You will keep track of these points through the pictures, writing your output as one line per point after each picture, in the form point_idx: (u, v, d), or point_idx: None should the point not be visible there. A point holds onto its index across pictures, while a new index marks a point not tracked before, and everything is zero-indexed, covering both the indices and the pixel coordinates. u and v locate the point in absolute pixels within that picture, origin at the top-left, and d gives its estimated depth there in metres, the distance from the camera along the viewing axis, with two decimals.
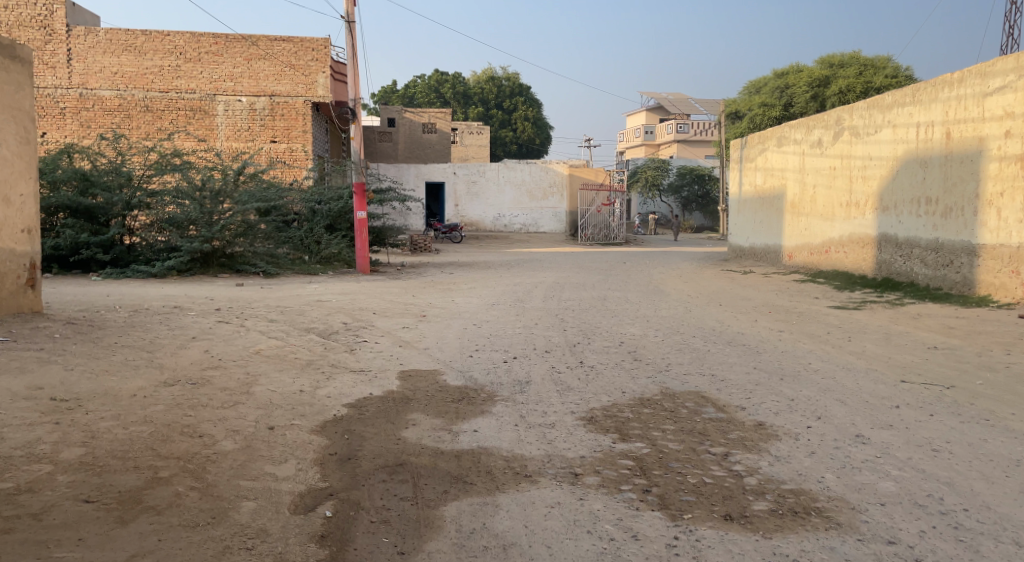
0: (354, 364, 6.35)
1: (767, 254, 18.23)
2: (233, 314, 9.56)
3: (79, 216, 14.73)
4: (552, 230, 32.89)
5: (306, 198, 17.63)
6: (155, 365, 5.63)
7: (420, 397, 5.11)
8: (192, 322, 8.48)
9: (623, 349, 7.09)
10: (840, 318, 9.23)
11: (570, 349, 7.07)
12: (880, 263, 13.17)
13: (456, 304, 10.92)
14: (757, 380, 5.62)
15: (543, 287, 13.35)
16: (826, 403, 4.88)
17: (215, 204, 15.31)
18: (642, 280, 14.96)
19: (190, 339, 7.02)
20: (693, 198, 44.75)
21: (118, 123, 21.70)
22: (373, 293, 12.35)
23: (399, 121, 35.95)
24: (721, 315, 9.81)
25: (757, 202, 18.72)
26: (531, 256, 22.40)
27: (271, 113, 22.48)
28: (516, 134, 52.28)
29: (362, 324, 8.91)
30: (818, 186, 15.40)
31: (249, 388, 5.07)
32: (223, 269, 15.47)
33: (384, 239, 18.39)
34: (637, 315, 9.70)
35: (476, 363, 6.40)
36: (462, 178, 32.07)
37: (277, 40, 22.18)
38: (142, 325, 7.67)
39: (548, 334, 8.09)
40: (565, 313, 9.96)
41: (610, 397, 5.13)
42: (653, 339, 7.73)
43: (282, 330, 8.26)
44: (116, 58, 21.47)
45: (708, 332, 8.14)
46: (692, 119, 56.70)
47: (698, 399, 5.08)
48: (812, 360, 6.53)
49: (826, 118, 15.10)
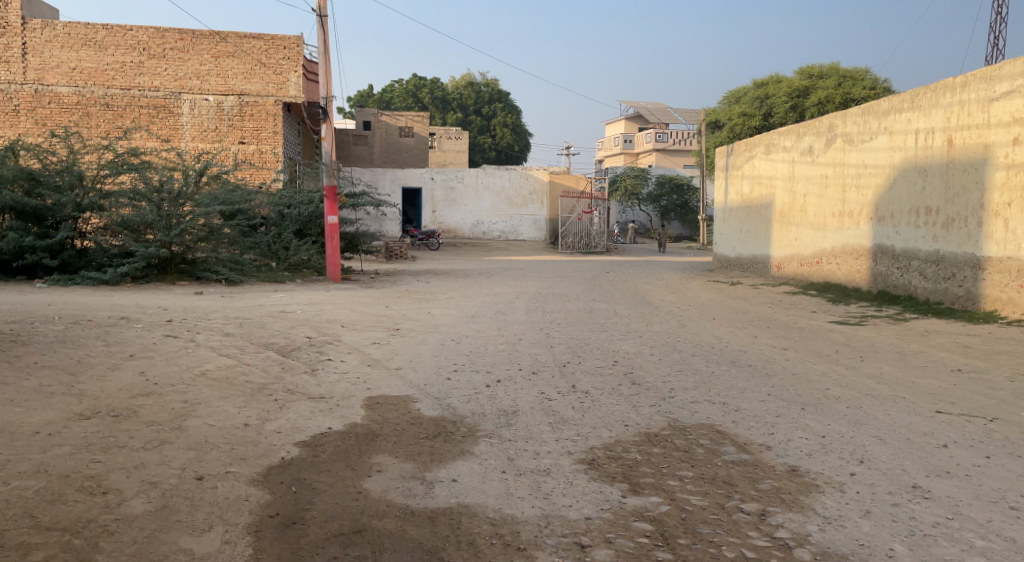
0: (313, 388, 5.53)
1: (754, 264, 17.68)
2: (185, 327, 8.67)
3: (26, 218, 13.76)
4: (531, 238, 32.22)
5: (274, 202, 16.74)
6: (74, 392, 4.77)
7: (389, 433, 4.32)
8: (135, 337, 7.58)
9: (618, 371, 6.35)
10: (845, 334, 8.59)
11: (560, 371, 6.32)
12: (875, 275, 12.60)
13: (431, 316, 10.12)
14: (777, 410, 4.91)
15: (525, 298, 12.59)
16: (864, 441, 4.17)
17: (175, 207, 14.42)
18: (627, 291, 14.27)
19: (126, 359, 6.14)
20: (672, 207, 44.41)
21: (76, 121, 20.59)
22: (343, 304, 11.51)
23: (375, 124, 35.09)
24: (717, 330, 9.12)
25: (744, 211, 18.17)
26: (511, 265, 21.64)
27: (239, 113, 21.54)
28: (495, 140, 51.51)
29: (328, 339, 8.07)
30: (809, 195, 14.85)
31: (182, 422, 4.24)
32: (183, 275, 14.56)
33: (357, 245, 17.52)
34: (629, 330, 8.98)
35: (454, 387, 5.61)
36: (439, 184, 31.29)
37: (247, 37, 21.32)
38: (74, 342, 6.78)
39: (534, 352, 7.33)
40: (550, 327, 9.21)
41: (612, 433, 4.37)
42: (649, 358, 7.00)
43: (236, 346, 7.38)
44: (75, 53, 20.40)
45: (708, 350, 7.44)
46: (670, 128, 56.49)
47: (714, 436, 4.34)
48: (830, 386, 5.84)
49: (818, 124, 14.56)
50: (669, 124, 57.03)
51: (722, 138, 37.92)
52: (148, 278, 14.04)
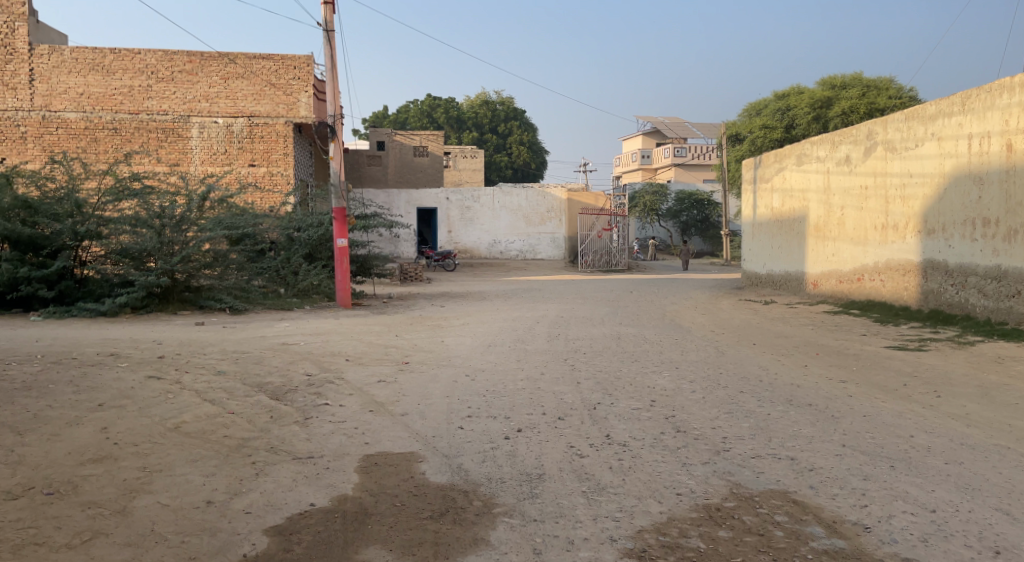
0: (301, 445, 4.69)
1: (787, 282, 16.70)
2: (175, 364, 7.88)
3: (22, 247, 13.14)
4: (550, 257, 31.35)
5: (284, 226, 16.08)
6: (10, 460, 3.97)
7: (385, 510, 3.48)
8: (115, 379, 6.80)
9: (658, 415, 5.46)
10: (909, 362, 7.59)
11: (589, 417, 5.44)
12: (926, 293, 11.59)
13: (446, 347, 9.30)
14: (863, 469, 3.99)
15: (545, 323, 11.71)
16: (989, 519, 3.26)
17: (177, 233, 13.87)
18: (655, 313, 13.35)
19: (92, 410, 5.34)
20: (693, 222, 43.42)
21: (83, 147, 20.16)
22: (350, 333, 10.69)
23: (389, 144, 34.50)
24: (761, 359, 8.16)
25: (775, 225, 17.21)
26: (531, 286, 20.80)
27: (249, 135, 21.01)
28: (511, 159, 51.01)
29: (329, 378, 7.25)
30: (847, 207, 13.90)
31: (127, 502, 3.43)
32: (186, 304, 13.94)
33: (368, 268, 16.72)
34: (663, 360, 8.05)
35: (467, 441, 4.74)
36: (455, 204, 30.64)
37: (257, 57, 20.85)
38: (42, 389, 6.02)
39: (558, 391, 6.43)
40: (574, 358, 8.30)
41: (663, 507, 3.49)
42: (691, 397, 6.11)
43: (224, 389, 6.57)
44: (82, 78, 20.00)
45: (757, 386, 6.50)
46: (689, 143, 55.67)
47: (792, 509, 3.44)
48: (913, 430, 4.91)
49: (854, 132, 13.64)
50: (687, 140, 56.25)
51: (744, 151, 36.96)
52: (149, 308, 13.40)
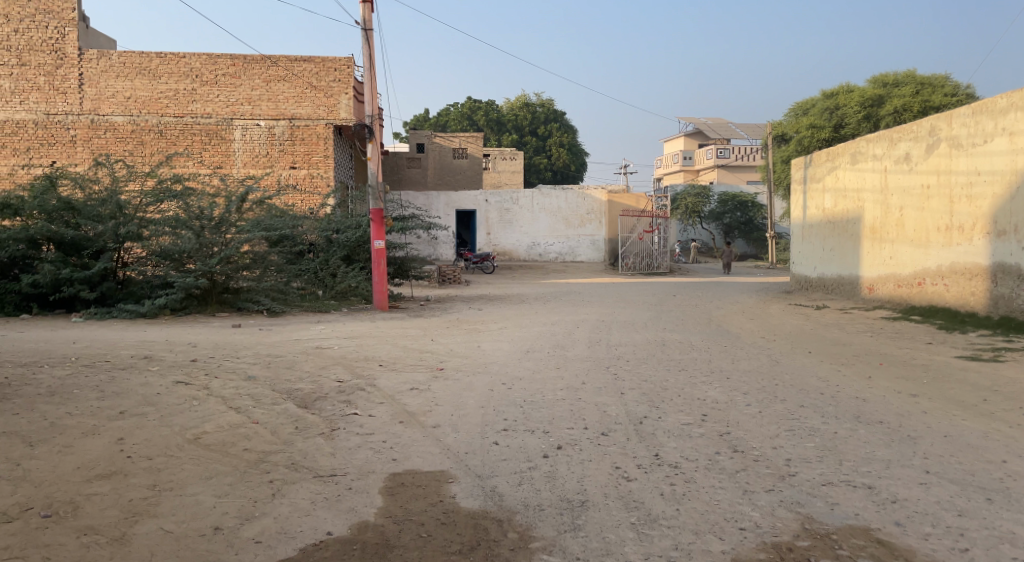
0: (324, 460, 4.35)
1: (840, 286, 15.94)
2: (205, 369, 7.66)
3: (65, 249, 13.18)
4: (590, 259, 30.79)
5: (322, 227, 15.90)
6: (14, 475, 3.71)
7: (410, 542, 3.11)
8: (142, 384, 6.58)
9: (711, 432, 4.99)
10: (986, 375, 6.96)
11: (636, 434, 5.00)
12: (995, 299, 10.84)
13: (482, 352, 8.94)
14: (955, 503, 3.49)
15: (586, 328, 11.29)
16: None
17: (216, 235, 13.80)
18: (701, 318, 12.79)
19: (112, 419, 5.10)
20: (736, 224, 42.44)
21: (129, 150, 20.37)
22: (385, 337, 10.40)
23: (428, 146, 34.35)
24: (820, 370, 7.60)
25: (826, 227, 16.47)
26: (570, 289, 20.36)
27: (290, 137, 21.01)
28: (550, 160, 50.62)
29: (360, 385, 6.94)
30: (907, 207, 13.16)
31: (129, 529, 3.13)
32: (224, 306, 13.85)
33: (405, 271, 16.47)
34: (713, 370, 7.55)
35: (502, 459, 4.35)
36: (494, 206, 30.38)
37: (298, 60, 20.82)
38: (66, 395, 5.80)
39: (601, 402, 5.99)
40: (617, 366, 7.84)
41: (724, 546, 3.06)
42: (747, 412, 5.63)
43: (252, 396, 6.30)
44: (129, 82, 20.20)
45: (819, 400, 5.99)
46: (733, 144, 54.58)
47: (878, 553, 2.98)
48: (1005, 455, 4.38)
49: (915, 128, 12.91)
50: (731, 140, 55.16)
51: (790, 152, 35.92)
52: (188, 309, 13.33)
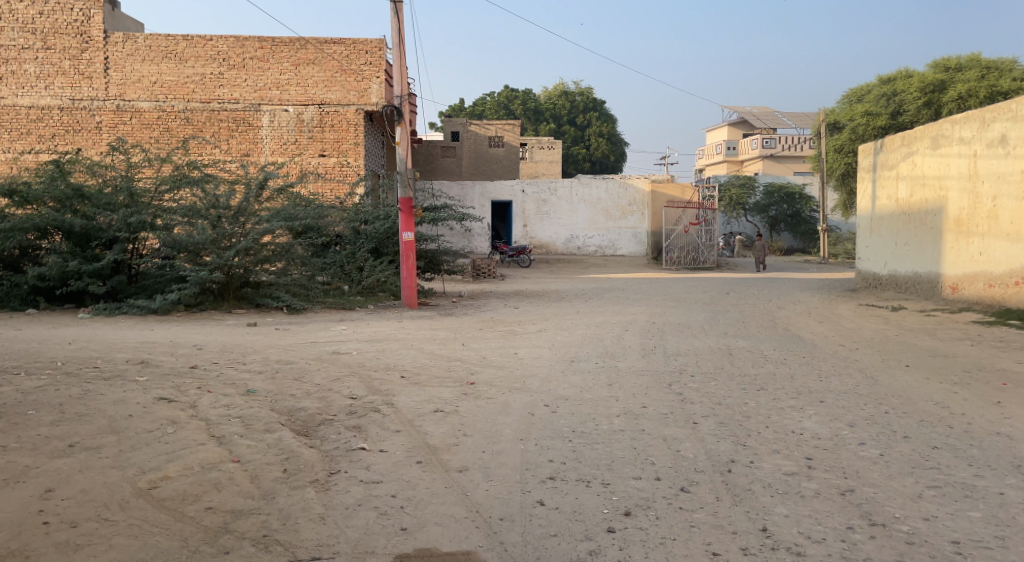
0: (308, 529, 3.21)
1: (916, 285, 14.37)
2: (201, 380, 6.61)
3: (76, 240, 12.32)
4: (631, 253, 29.28)
5: (349, 218, 14.82)
6: None
7: None
8: (119, 400, 5.52)
9: (830, 490, 3.73)
10: None
11: (728, 489, 3.75)
12: None
13: (520, 361, 7.75)
14: None
15: (636, 331, 10.04)
16: None
17: (235, 225, 12.71)
18: (764, 321, 11.41)
19: (54, 455, 4.02)
20: (783, 217, 40.62)
21: (155, 137, 19.59)
22: (411, 340, 9.29)
23: (463, 135, 33.23)
24: (930, 391, 6.24)
25: (901, 219, 14.89)
26: (613, 285, 19.00)
27: (320, 124, 20.04)
28: (589, 151, 49.11)
29: (376, 404, 5.80)
30: (1002, 195, 11.60)
31: None
32: (243, 302, 12.85)
33: (437, 264, 15.34)
34: (800, 390, 6.22)
35: (550, 534, 3.16)
36: (530, 197, 29.17)
37: (327, 42, 19.80)
38: (18, 419, 4.76)
39: (671, 437, 4.74)
40: (682, 382, 6.58)
41: None
42: (866, 456, 4.34)
43: (245, 418, 5.22)
44: (155, 66, 19.41)
45: (955, 440, 4.67)
46: (780, 133, 52.38)
47: None
48: None
49: (1013, 106, 11.34)
50: (778, 130, 52.97)
51: (844, 141, 33.79)
52: (203, 305, 12.36)
